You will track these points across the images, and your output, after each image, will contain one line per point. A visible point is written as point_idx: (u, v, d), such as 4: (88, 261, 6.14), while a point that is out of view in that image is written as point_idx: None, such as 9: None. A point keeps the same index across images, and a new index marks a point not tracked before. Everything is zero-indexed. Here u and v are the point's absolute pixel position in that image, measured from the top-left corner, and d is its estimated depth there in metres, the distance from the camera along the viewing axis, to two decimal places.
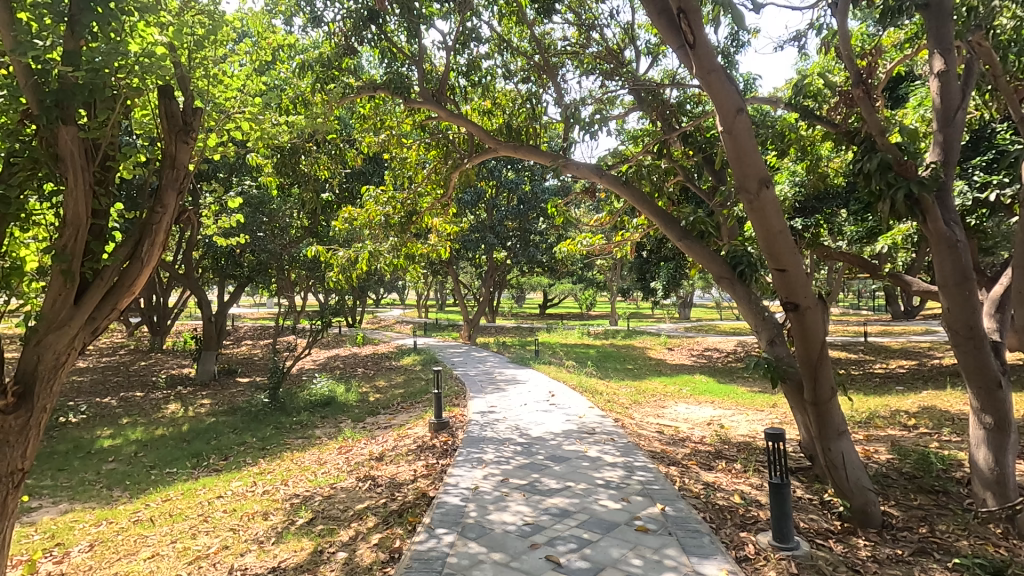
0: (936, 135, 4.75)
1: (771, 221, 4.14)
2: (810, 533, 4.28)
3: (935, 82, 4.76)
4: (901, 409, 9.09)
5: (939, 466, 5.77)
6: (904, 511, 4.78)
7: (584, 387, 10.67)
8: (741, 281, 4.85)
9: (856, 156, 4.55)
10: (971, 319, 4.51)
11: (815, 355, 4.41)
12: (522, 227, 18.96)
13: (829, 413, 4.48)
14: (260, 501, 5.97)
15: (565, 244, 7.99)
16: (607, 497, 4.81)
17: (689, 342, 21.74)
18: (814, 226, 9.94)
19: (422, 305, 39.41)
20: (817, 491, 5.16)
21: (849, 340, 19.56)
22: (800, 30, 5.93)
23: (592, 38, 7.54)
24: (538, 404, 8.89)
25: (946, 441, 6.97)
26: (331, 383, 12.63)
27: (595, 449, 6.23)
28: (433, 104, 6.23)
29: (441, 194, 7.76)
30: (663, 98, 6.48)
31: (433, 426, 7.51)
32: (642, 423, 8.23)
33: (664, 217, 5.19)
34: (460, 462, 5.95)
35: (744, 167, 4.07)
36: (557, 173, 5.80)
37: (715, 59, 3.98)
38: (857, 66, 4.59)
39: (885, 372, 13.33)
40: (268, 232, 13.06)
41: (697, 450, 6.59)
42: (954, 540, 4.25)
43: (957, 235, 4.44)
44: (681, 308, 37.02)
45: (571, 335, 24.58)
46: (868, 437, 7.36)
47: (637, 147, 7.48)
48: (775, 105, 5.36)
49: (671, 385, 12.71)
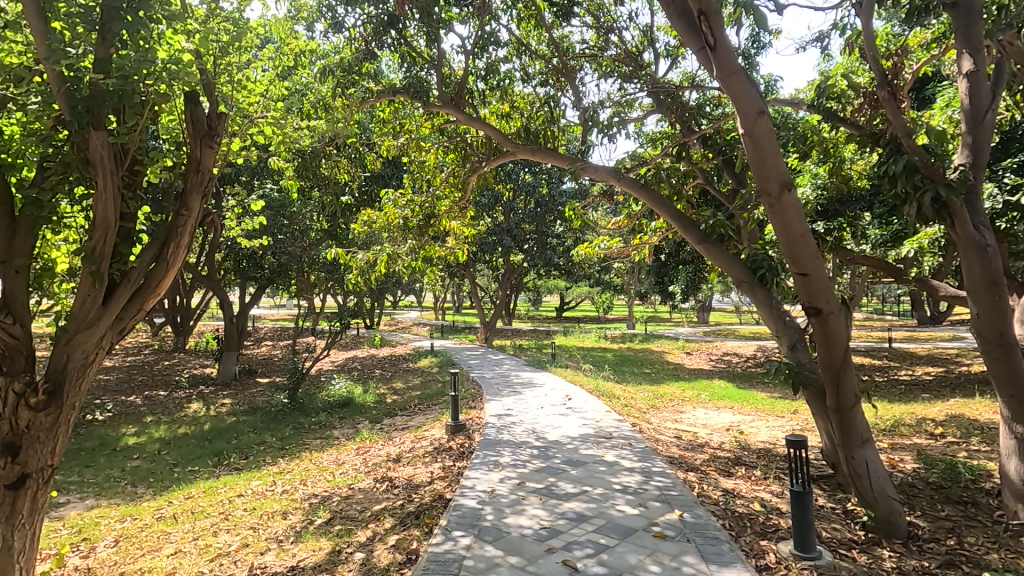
0: (965, 137, 4.65)
1: (793, 224, 4.08)
2: (833, 542, 4.20)
3: (964, 82, 4.67)
4: (928, 418, 8.86)
5: (968, 476, 5.63)
6: (931, 522, 4.68)
7: (601, 391, 10.61)
8: (762, 285, 4.78)
9: (881, 159, 4.48)
10: (1001, 326, 4.41)
11: (838, 360, 4.32)
12: (539, 230, 19.07)
13: (852, 420, 4.40)
14: (280, 500, 6.04)
15: (583, 247, 7.91)
16: (624, 502, 4.77)
17: (708, 346, 21.45)
18: (837, 231, 9.78)
19: (437, 308, 39.43)
20: (840, 500, 5.07)
21: (872, 346, 19.17)
22: (823, 30, 5.87)
23: (610, 41, 7.55)
24: (555, 407, 8.88)
25: (975, 451, 6.79)
26: (349, 385, 12.70)
27: (612, 454, 6.19)
28: (451, 108, 6.25)
29: (459, 197, 7.79)
30: (682, 100, 6.49)
31: (450, 428, 7.54)
32: (659, 428, 8.14)
33: (683, 220, 5.15)
34: (476, 464, 5.95)
35: (766, 171, 4.00)
36: (575, 176, 5.80)
37: (736, 61, 3.93)
38: (881, 67, 4.56)
39: (911, 379, 13.03)
40: (289, 235, 13.23)
41: (716, 457, 6.51)
42: (983, 553, 4.13)
43: (987, 238, 4.33)
44: (699, 312, 36.66)
45: (587, 338, 24.50)
46: (893, 446, 7.20)
47: (655, 150, 7.48)
48: (797, 106, 5.26)
49: (690, 390, 12.54)
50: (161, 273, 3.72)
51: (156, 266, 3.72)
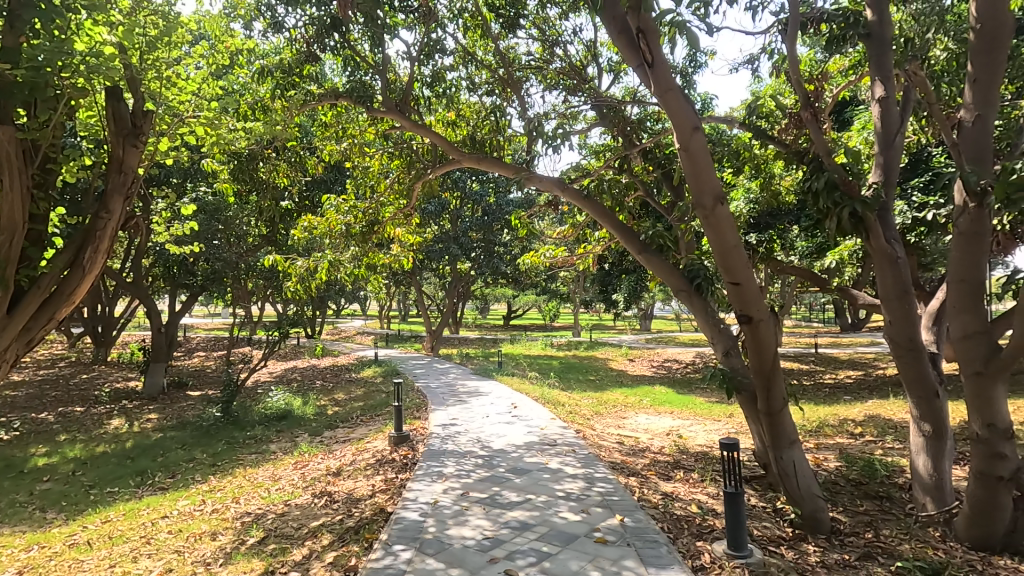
0: (878, 157, 5.03)
1: (726, 236, 4.26)
2: (763, 540, 4.38)
3: (877, 107, 5.04)
4: (848, 418, 9.48)
5: (883, 472, 6.05)
6: (851, 517, 5.00)
7: (547, 398, 10.71)
8: (699, 294, 5.01)
9: (806, 175, 4.79)
10: (911, 332, 4.75)
11: (767, 365, 4.54)
12: (486, 238, 19.15)
13: (781, 422, 4.63)
14: (209, 521, 5.71)
15: (528, 256, 8.00)
16: (567, 509, 4.81)
17: (650, 353, 22.10)
18: (767, 242, 10.42)
19: (382, 316, 38.81)
20: (770, 499, 5.33)
21: (800, 352, 20.33)
22: (753, 53, 6.22)
23: (556, 54, 7.70)
24: (500, 416, 8.86)
25: (889, 449, 7.30)
26: (288, 396, 12.23)
27: (556, 461, 6.24)
28: (396, 113, 6.16)
29: (405, 205, 7.72)
30: (623, 115, 6.83)
31: (393, 439, 7.38)
32: (602, 434, 8.29)
33: (623, 230, 5.30)
34: (420, 476, 5.84)
35: (700, 184, 4.18)
36: (520, 186, 5.85)
37: (673, 79, 4.08)
38: (805, 90, 4.87)
39: (835, 382, 13.89)
40: (223, 240, 12.72)
41: (656, 461, 6.69)
42: (896, 544, 4.43)
43: (897, 251, 4.68)
44: (642, 320, 37.71)
45: (534, 346, 24.69)
46: (818, 446, 7.64)
47: (599, 162, 7.68)
48: (730, 124, 5.55)
49: (633, 396, 12.87)
50: (76, 279, 3.46)
51: (71, 273, 3.46)
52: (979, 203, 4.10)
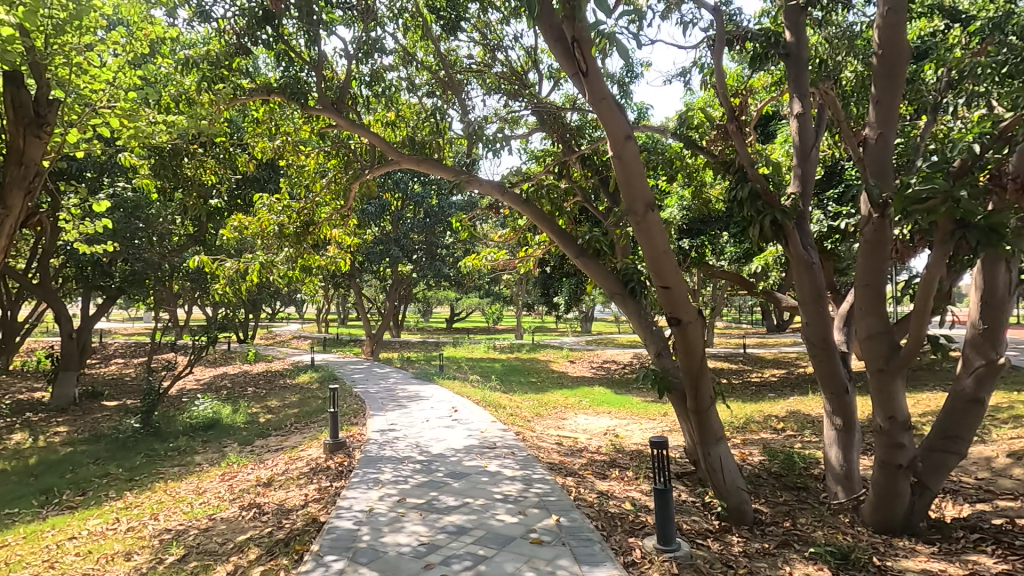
0: (796, 169, 5.37)
1: (656, 241, 4.42)
2: (691, 534, 4.57)
3: (795, 122, 5.39)
4: (771, 414, 10.05)
5: (801, 464, 6.47)
6: (772, 508, 5.31)
7: (488, 401, 10.72)
8: (633, 297, 5.18)
9: (732, 185, 5.06)
10: (825, 333, 5.09)
11: (696, 365, 4.74)
12: (428, 240, 18.96)
13: (709, 420, 4.84)
14: (123, 540, 5.34)
15: (469, 258, 7.99)
16: (504, 511, 4.83)
17: (590, 355, 22.59)
18: (699, 247, 10.91)
19: (320, 319, 37.61)
20: (699, 494, 5.57)
21: (730, 352, 21.38)
22: (685, 66, 6.50)
23: (497, 59, 7.74)
24: (441, 419, 8.80)
25: (807, 442, 7.81)
26: (216, 404, 11.63)
27: (495, 464, 6.26)
28: (333, 112, 6.01)
29: (341, 206, 7.53)
30: (563, 121, 6.96)
31: (329, 446, 7.16)
32: (542, 435, 8.40)
33: (562, 235, 5.40)
34: (355, 483, 5.70)
35: (632, 191, 4.32)
36: (460, 189, 5.85)
37: (606, 88, 4.20)
38: (731, 104, 5.14)
39: (760, 380, 14.71)
40: (144, 239, 11.94)
41: (592, 460, 6.84)
42: (811, 531, 4.74)
43: (813, 257, 5.02)
44: (583, 323, 38.49)
45: (477, 349, 24.67)
46: (743, 441, 8.06)
47: (539, 167, 7.79)
48: (663, 134, 5.77)
49: (572, 397, 13.10)
50: None
51: None
52: (881, 213, 4.48)
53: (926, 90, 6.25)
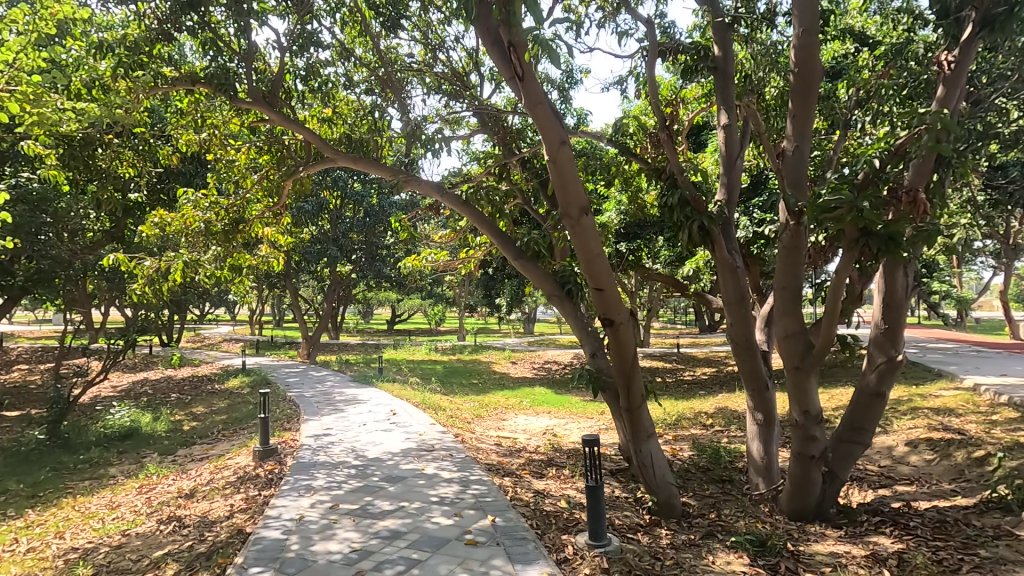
0: (723, 178, 5.65)
1: (590, 244, 4.53)
2: (623, 528, 4.70)
3: (721, 133, 5.66)
4: (702, 411, 10.52)
5: (727, 458, 6.81)
6: (699, 500, 5.56)
7: (427, 403, 10.62)
8: (569, 299, 5.29)
9: (663, 191, 5.28)
10: (747, 333, 5.38)
11: (628, 364, 4.89)
12: (368, 240, 18.56)
13: (640, 417, 5.00)
14: (21, 562, 4.90)
15: (409, 259, 7.89)
16: (440, 514, 4.80)
17: (531, 355, 22.82)
18: (635, 251, 11.27)
19: (253, 321, 36.00)
20: (632, 489, 5.76)
21: (665, 351, 22.18)
22: (622, 75, 6.70)
23: (438, 58, 7.70)
24: (379, 423, 8.64)
25: (733, 437, 8.22)
26: (135, 412, 10.90)
27: (432, 467, 6.21)
28: (264, 106, 5.77)
29: (274, 203, 7.25)
30: (504, 124, 7.01)
31: (258, 454, 6.88)
32: (482, 436, 8.41)
33: (501, 237, 5.43)
34: (285, 491, 5.50)
35: (567, 195, 4.41)
36: (398, 189, 5.77)
37: (541, 93, 4.28)
38: (662, 113, 5.35)
39: (692, 379, 15.35)
40: (53, 235, 11.03)
41: (530, 460, 6.92)
42: (734, 521, 5.00)
43: (736, 261, 5.29)
44: (526, 324, 38.84)
45: (418, 351, 24.38)
46: (675, 437, 8.39)
47: (480, 168, 7.81)
48: (600, 140, 5.92)
49: (513, 397, 13.19)
50: None
51: None
52: (797, 221, 4.78)
53: (838, 107, 6.75)
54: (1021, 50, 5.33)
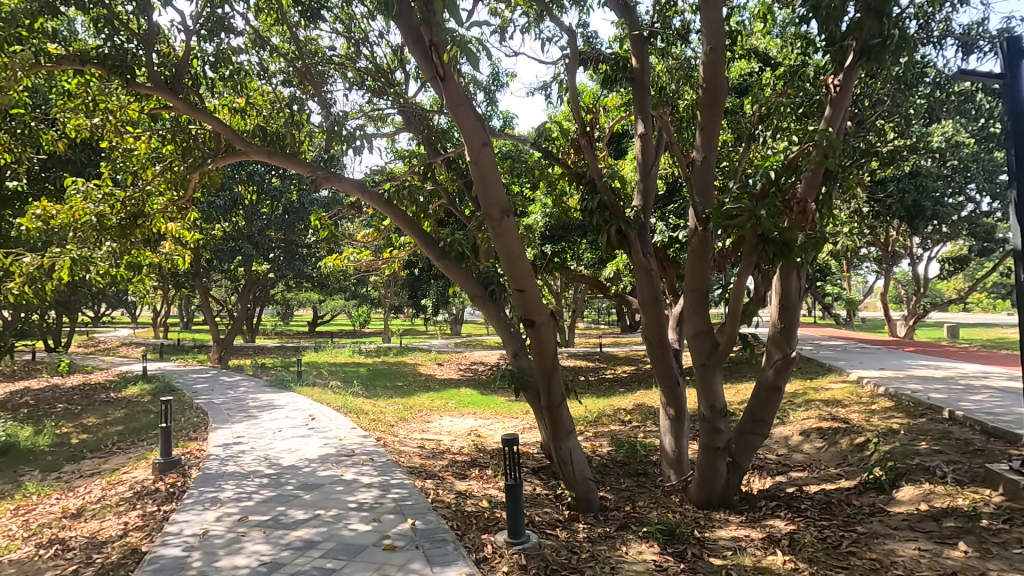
0: (639, 184, 5.90)
1: (512, 245, 4.58)
2: (542, 525, 4.79)
3: (638, 141, 5.92)
4: (621, 408, 10.93)
5: (642, 452, 7.13)
6: (616, 494, 5.78)
7: (349, 407, 10.31)
8: (492, 300, 5.33)
9: (583, 196, 5.44)
10: (661, 332, 5.65)
11: (549, 364, 4.98)
12: (287, 239, 17.73)
13: (560, 415, 5.11)
14: None
15: (330, 259, 7.65)
16: (357, 520, 4.68)
17: (458, 356, 22.74)
18: (559, 253, 11.53)
19: (157, 323, 33.34)
20: (553, 486, 5.89)
21: (589, 351, 22.84)
22: (546, 80, 6.83)
23: (361, 53, 7.49)
24: (296, 429, 8.28)
25: (649, 431, 8.62)
26: (12, 425, 9.79)
27: (351, 472, 6.04)
28: (167, 91, 5.35)
29: (179, 197, 6.75)
30: (429, 123, 6.94)
31: (158, 466, 6.39)
32: (405, 439, 8.27)
33: (424, 237, 5.37)
34: (188, 505, 5.14)
35: (489, 196, 4.44)
36: (316, 185, 5.57)
37: (463, 94, 4.29)
38: (583, 120, 5.52)
39: (613, 377, 15.91)
40: None
41: (454, 461, 6.90)
42: (648, 512, 5.23)
43: (651, 264, 5.54)
44: (453, 324, 38.62)
45: (341, 353, 23.58)
46: (595, 434, 8.67)
47: (404, 167, 7.69)
48: (524, 143, 6.01)
49: (438, 399, 13.08)
50: None
51: None
52: (705, 226, 5.08)
53: (744, 122, 7.25)
54: (892, 79, 5.99)
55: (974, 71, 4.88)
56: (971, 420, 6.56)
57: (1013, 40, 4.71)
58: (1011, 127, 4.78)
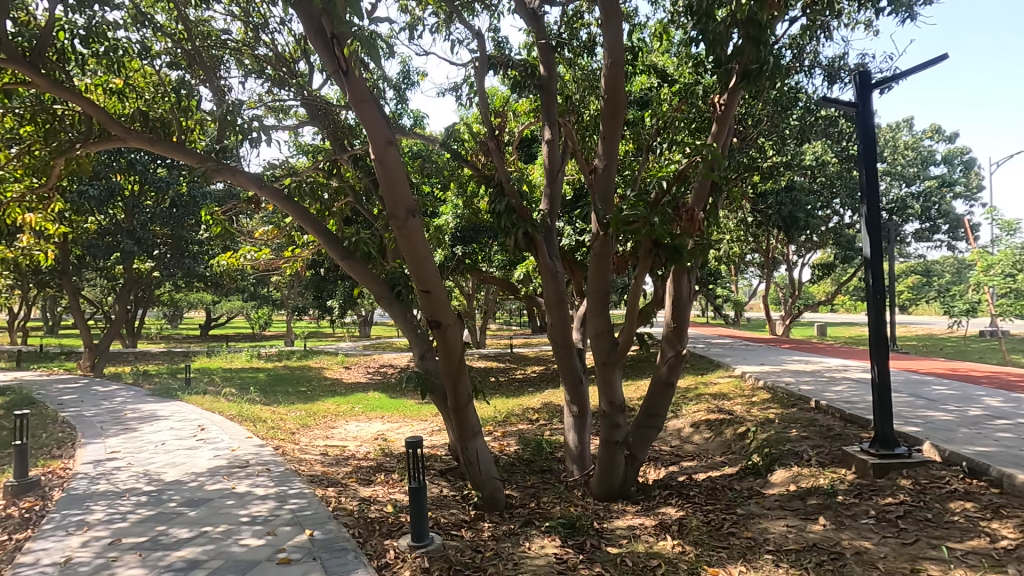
0: (545, 189, 6.07)
1: (417, 246, 4.53)
2: (447, 526, 4.79)
3: (545, 147, 6.08)
4: (529, 407, 11.15)
5: (547, 449, 7.34)
6: (521, 491, 5.91)
7: (245, 415, 9.67)
8: (399, 301, 5.26)
9: (491, 198, 5.51)
10: (565, 332, 5.84)
11: (455, 365, 4.98)
12: (176, 234, 16.31)
13: (466, 416, 5.11)
14: None
15: (224, 257, 7.17)
16: (249, 535, 4.41)
17: (366, 359, 22.09)
18: (470, 255, 11.56)
19: (14, 327, 29.30)
20: (460, 487, 5.91)
21: (500, 352, 23.07)
22: (457, 81, 6.84)
23: (261, 40, 7.07)
24: (182, 441, 7.64)
25: (555, 429, 8.87)
26: None
27: (244, 484, 5.67)
28: (24, 65, 4.73)
29: (40, 185, 6.00)
30: (334, 118, 6.69)
31: (11, 489, 5.62)
32: (306, 447, 7.90)
33: (327, 236, 5.18)
34: (48, 531, 4.57)
35: (394, 195, 4.37)
36: (207, 178, 5.19)
37: (367, 90, 4.22)
38: (491, 123, 5.59)
39: (523, 377, 16.19)
40: None
41: (358, 467, 6.69)
42: (551, 507, 5.39)
43: (556, 266, 5.71)
44: (362, 326, 37.44)
45: (237, 358, 22.05)
46: (503, 433, 8.78)
47: (308, 163, 7.36)
48: (433, 143, 5.97)
49: (344, 404, 12.63)
50: None
51: None
52: (605, 231, 5.32)
53: (644, 134, 7.68)
54: (770, 101, 6.62)
55: (835, 98, 5.61)
56: (832, 408, 7.40)
57: (864, 73, 5.44)
58: (862, 149, 5.45)
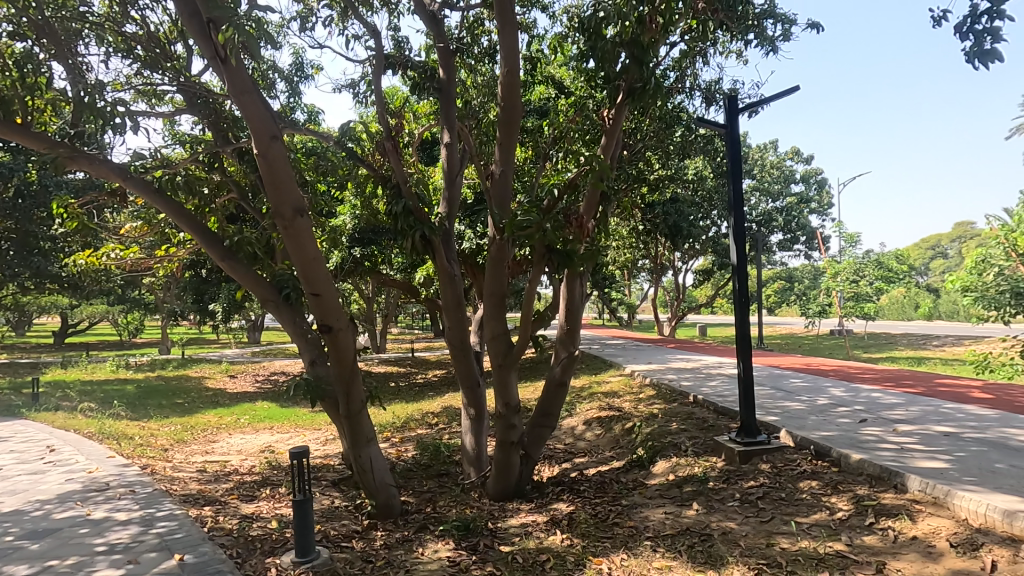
0: (444, 192, 6.06)
1: (306, 247, 4.33)
2: (337, 538, 4.61)
3: (444, 150, 6.07)
4: (429, 412, 11.04)
5: (445, 453, 7.31)
6: (417, 497, 5.84)
7: (107, 432, 8.66)
8: (287, 304, 4.99)
9: (387, 199, 5.40)
10: (463, 335, 5.85)
11: (348, 371, 4.81)
12: (22, 228, 14.22)
13: (360, 423, 4.94)
14: None
15: (82, 255, 6.45)
16: (106, 566, 3.95)
17: (255, 367, 20.66)
18: (369, 257, 11.22)
19: None
20: (353, 497, 5.72)
21: (400, 356, 22.59)
22: (354, 78, 6.64)
23: (129, 16, 6.38)
24: (25, 465, 6.68)
25: (454, 432, 8.86)
26: None
27: (102, 509, 5.07)
28: None
29: None
30: (215, 108, 6.20)
31: None
32: (181, 464, 7.23)
33: (205, 234, 4.80)
34: None
35: (279, 193, 4.16)
36: (59, 166, 4.61)
37: (249, 81, 4.02)
38: (388, 123, 5.49)
39: (424, 381, 15.99)
40: None
41: (240, 483, 6.24)
42: (447, 511, 5.38)
43: (454, 269, 5.71)
44: (250, 331, 34.94)
45: (100, 368, 19.67)
46: (401, 439, 8.61)
47: (185, 154, 6.76)
48: (326, 140, 5.74)
49: (228, 415, 11.72)
50: None
51: None
52: (502, 235, 5.41)
53: (541, 142, 7.91)
54: (655, 119, 7.11)
55: (709, 119, 6.17)
56: (708, 402, 8.08)
57: (733, 98, 6.02)
58: (730, 166, 6.02)
